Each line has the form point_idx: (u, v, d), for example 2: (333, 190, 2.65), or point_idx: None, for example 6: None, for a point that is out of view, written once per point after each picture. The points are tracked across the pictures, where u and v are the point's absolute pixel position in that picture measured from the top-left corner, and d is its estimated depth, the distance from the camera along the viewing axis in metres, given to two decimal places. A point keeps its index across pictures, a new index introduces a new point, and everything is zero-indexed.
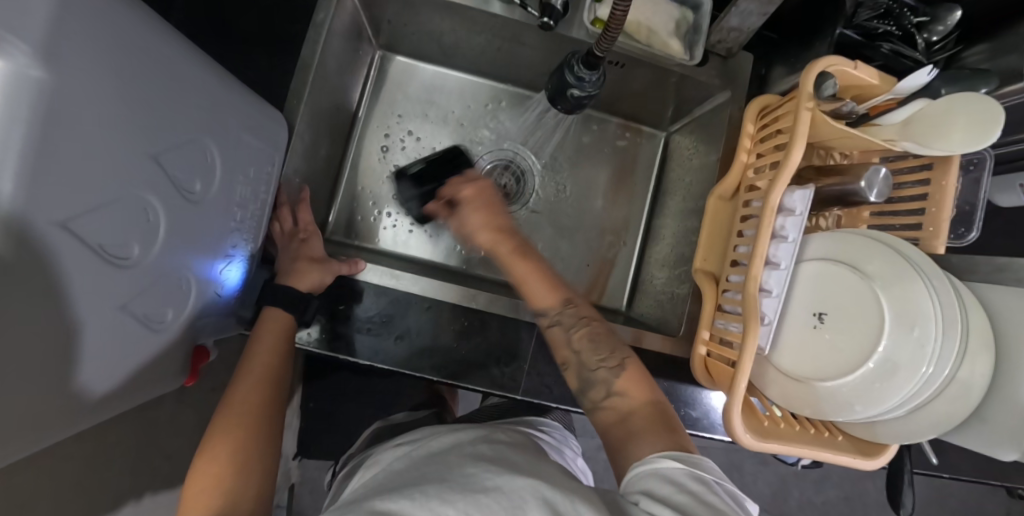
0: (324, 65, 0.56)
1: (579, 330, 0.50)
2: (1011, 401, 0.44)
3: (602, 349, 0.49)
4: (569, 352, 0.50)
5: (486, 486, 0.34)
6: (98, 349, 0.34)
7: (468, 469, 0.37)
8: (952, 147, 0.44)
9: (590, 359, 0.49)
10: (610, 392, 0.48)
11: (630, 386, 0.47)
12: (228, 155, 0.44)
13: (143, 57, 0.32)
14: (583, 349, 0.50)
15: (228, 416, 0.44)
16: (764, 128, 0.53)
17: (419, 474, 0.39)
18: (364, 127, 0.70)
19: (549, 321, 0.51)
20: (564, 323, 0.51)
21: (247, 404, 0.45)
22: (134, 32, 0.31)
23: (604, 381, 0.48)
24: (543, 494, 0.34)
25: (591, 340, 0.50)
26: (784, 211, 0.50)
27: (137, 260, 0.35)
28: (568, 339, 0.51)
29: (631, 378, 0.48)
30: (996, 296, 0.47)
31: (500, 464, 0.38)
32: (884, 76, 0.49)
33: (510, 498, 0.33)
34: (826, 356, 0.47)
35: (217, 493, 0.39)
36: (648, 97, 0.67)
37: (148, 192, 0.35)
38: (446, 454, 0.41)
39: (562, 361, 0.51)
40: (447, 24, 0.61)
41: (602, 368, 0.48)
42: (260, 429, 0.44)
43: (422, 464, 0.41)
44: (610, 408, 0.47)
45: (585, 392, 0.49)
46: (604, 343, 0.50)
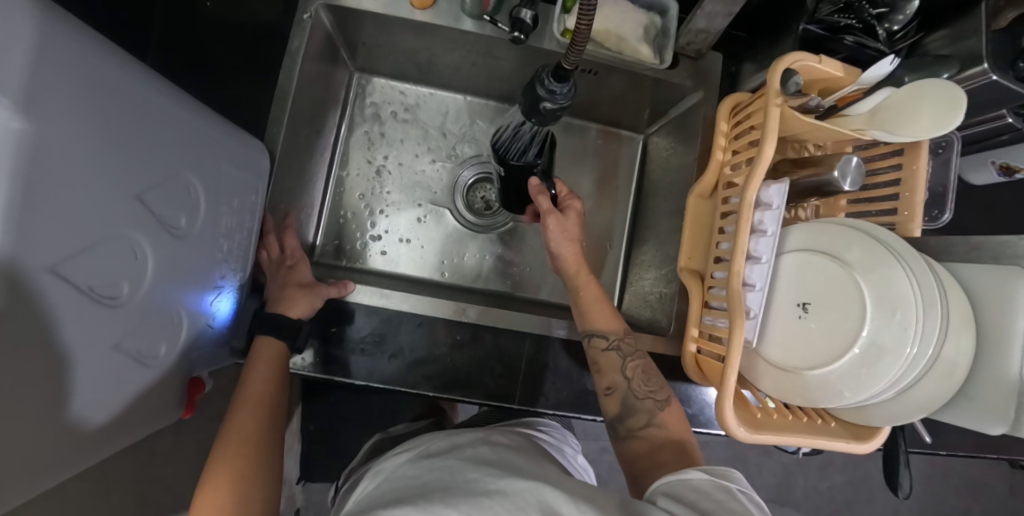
0: (300, 92, 0.57)
1: (634, 360, 0.53)
2: (995, 376, 0.45)
3: (653, 381, 0.52)
4: (620, 377, 0.52)
5: (489, 489, 0.35)
6: (92, 389, 0.34)
7: (469, 474, 0.38)
8: (921, 132, 0.45)
9: (639, 389, 0.52)
10: (649, 423, 0.50)
11: (672, 420, 0.50)
12: (210, 188, 0.44)
13: (121, 99, 0.33)
14: (635, 377, 0.52)
15: (229, 443, 0.44)
16: (738, 125, 0.55)
17: (423, 481, 0.39)
18: (347, 148, 0.71)
19: (609, 345, 0.53)
20: (623, 349, 0.53)
21: (246, 430, 0.46)
22: (112, 77, 0.32)
23: (647, 412, 0.50)
24: (544, 493, 0.34)
25: (643, 372, 0.53)
26: (762, 206, 0.51)
27: (125, 299, 0.36)
28: (622, 364, 0.53)
29: (675, 414, 0.51)
30: (973, 274, 0.48)
31: (502, 467, 0.39)
32: (849, 69, 0.50)
33: (512, 499, 0.33)
34: (814, 346, 0.48)
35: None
36: (624, 101, 0.68)
37: (133, 231, 0.36)
38: (448, 459, 0.41)
39: (609, 385, 0.52)
40: (421, 43, 0.62)
41: (649, 399, 0.51)
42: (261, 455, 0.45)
43: (424, 471, 0.41)
44: (645, 437, 0.49)
45: (624, 419, 0.51)
46: (655, 376, 0.53)
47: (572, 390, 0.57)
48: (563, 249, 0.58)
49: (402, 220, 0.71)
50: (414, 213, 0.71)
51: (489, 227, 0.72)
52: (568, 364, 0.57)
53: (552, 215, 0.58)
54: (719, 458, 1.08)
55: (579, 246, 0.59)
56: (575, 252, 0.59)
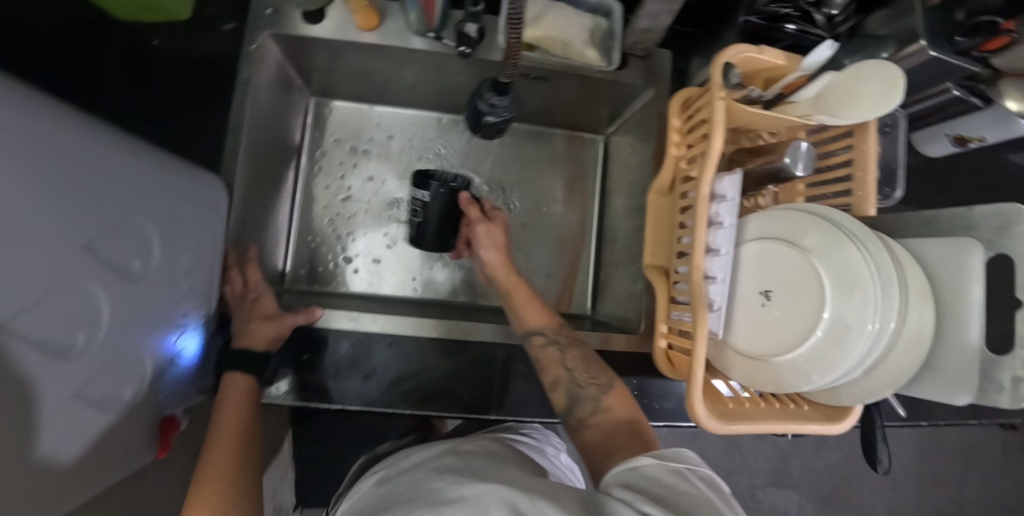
0: (255, 122, 0.57)
1: (572, 351, 0.53)
2: (956, 347, 0.46)
3: (594, 369, 0.52)
4: (562, 370, 0.52)
5: (451, 498, 0.35)
6: (53, 441, 0.34)
7: (434, 484, 0.38)
8: (862, 115, 0.45)
9: (581, 377, 0.51)
10: (596, 409, 0.49)
11: (618, 401, 0.49)
12: (165, 228, 0.44)
13: (72, 152, 0.33)
14: (575, 367, 0.52)
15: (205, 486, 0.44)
16: (689, 119, 0.55)
17: (393, 497, 0.39)
18: (311, 173, 0.72)
19: (547, 340, 0.54)
20: (560, 341, 0.54)
21: (221, 470, 0.45)
22: (63, 133, 0.32)
23: (592, 398, 0.49)
24: (503, 493, 0.34)
25: (583, 360, 0.53)
26: (717, 198, 0.51)
27: (82, 347, 0.36)
28: (562, 357, 0.53)
29: (620, 395, 0.50)
30: (928, 248, 0.49)
31: (464, 473, 0.39)
32: (789, 56, 0.51)
33: (472, 504, 0.33)
34: (780, 331, 0.49)
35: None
36: (579, 104, 0.69)
37: (87, 280, 0.36)
38: (416, 473, 0.42)
39: (553, 379, 0.52)
40: (373, 63, 0.63)
41: (591, 386, 0.50)
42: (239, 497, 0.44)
43: (396, 486, 0.41)
44: (597, 422, 0.48)
45: (572, 409, 0.50)
46: (595, 363, 0.52)
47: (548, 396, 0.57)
48: (491, 254, 0.62)
49: (372, 240, 0.72)
50: (383, 232, 0.72)
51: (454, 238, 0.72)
52: None
53: (481, 224, 0.62)
54: (714, 447, 1.08)
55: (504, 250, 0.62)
56: (502, 256, 0.62)
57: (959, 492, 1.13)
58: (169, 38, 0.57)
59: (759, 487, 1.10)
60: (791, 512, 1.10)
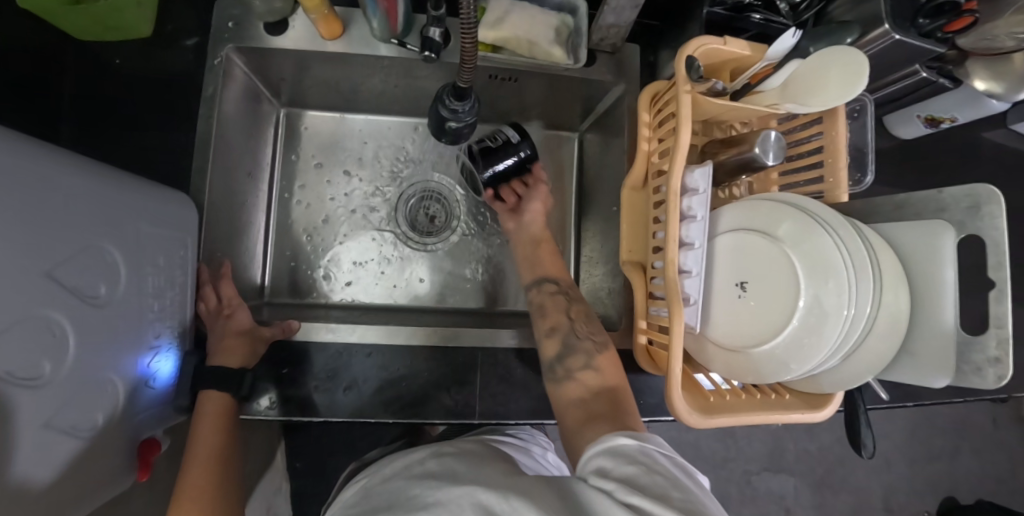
0: (223, 136, 0.57)
1: (578, 304, 0.57)
2: (933, 329, 0.45)
3: (596, 328, 0.54)
4: (564, 318, 0.55)
5: (426, 503, 0.34)
6: (28, 473, 0.33)
7: (412, 490, 0.37)
8: (827, 101, 0.46)
9: (580, 330, 0.53)
10: (586, 365, 0.50)
11: (608, 365, 0.50)
12: (129, 251, 0.43)
13: (25, 179, 0.32)
14: (578, 317, 0.55)
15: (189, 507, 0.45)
16: (658, 113, 0.55)
17: (373, 505, 0.39)
18: (284, 184, 0.71)
19: (558, 289, 0.58)
20: (570, 294, 0.58)
21: (204, 491, 0.47)
22: (15, 160, 0.31)
23: (585, 352, 0.51)
24: (479, 495, 0.34)
25: (585, 317, 0.55)
26: (689, 191, 0.51)
27: (49, 377, 0.35)
28: (567, 306, 0.56)
29: (612, 363, 0.51)
30: (900, 232, 0.49)
31: (441, 476, 0.38)
32: (755, 46, 0.51)
33: (448, 508, 0.33)
34: (757, 323, 0.49)
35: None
36: (550, 102, 0.69)
37: (50, 308, 0.35)
38: (396, 479, 0.41)
39: (552, 325, 0.54)
40: (341, 72, 0.62)
41: (587, 340, 0.52)
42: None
43: (376, 493, 0.41)
44: (582, 380, 0.49)
45: (562, 359, 0.51)
46: (596, 321, 0.55)
47: (531, 398, 0.57)
48: (535, 208, 0.66)
49: (352, 248, 0.71)
50: (362, 240, 0.72)
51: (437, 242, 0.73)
52: (524, 372, 0.58)
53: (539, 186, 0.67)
54: (708, 437, 1.08)
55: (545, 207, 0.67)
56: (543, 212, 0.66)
57: (953, 467, 1.14)
58: (132, 58, 0.56)
59: (755, 474, 1.10)
60: (787, 496, 1.11)
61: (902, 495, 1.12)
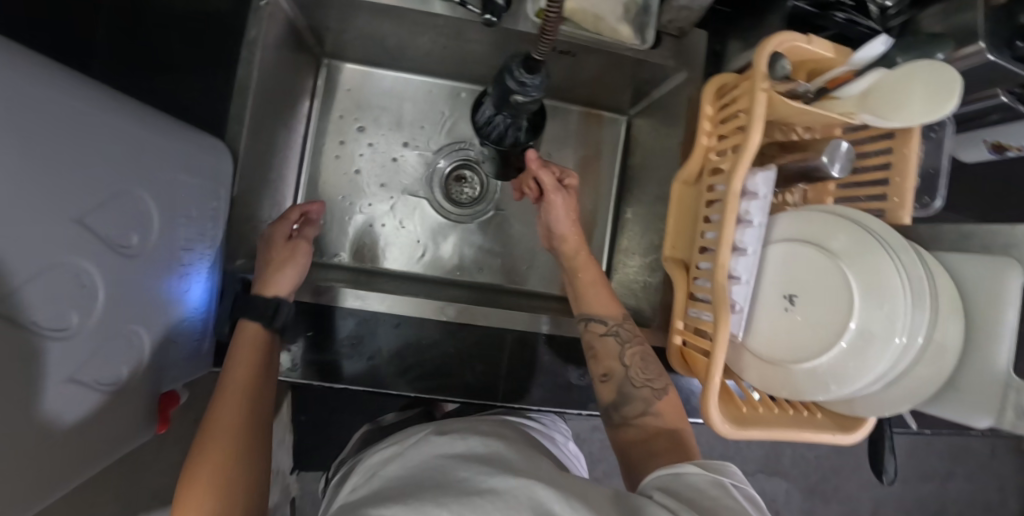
0: (262, 85, 0.54)
1: (632, 347, 0.52)
2: (983, 367, 0.44)
3: (652, 370, 0.52)
4: (618, 364, 0.52)
5: (481, 489, 0.33)
6: (45, 431, 0.31)
7: (459, 473, 0.36)
8: (913, 119, 0.43)
9: (636, 376, 0.51)
10: (645, 411, 0.50)
11: (668, 409, 0.50)
12: (162, 202, 0.41)
13: (49, 119, 0.29)
14: (633, 365, 0.52)
15: (217, 437, 0.39)
16: (723, 108, 0.53)
17: (414, 477, 0.38)
18: (318, 138, 0.68)
19: (607, 330, 0.53)
20: (621, 335, 0.53)
21: (236, 421, 0.41)
22: (38, 95, 0.28)
23: (644, 400, 0.50)
24: (535, 491, 0.33)
25: (642, 359, 0.52)
26: (748, 195, 0.49)
27: (75, 330, 0.33)
28: (620, 352, 0.52)
29: (672, 403, 0.50)
30: (965, 266, 0.46)
31: (488, 464, 0.37)
32: (839, 49, 0.48)
33: (504, 499, 0.31)
34: (799, 338, 0.47)
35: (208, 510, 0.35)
36: (603, 82, 0.66)
37: (78, 256, 0.32)
38: (438, 458, 0.39)
39: (605, 371, 0.52)
40: (386, 27, 0.59)
41: (646, 387, 0.51)
42: (246, 453, 0.40)
43: (415, 468, 0.39)
44: (642, 425, 0.49)
45: (620, 407, 0.51)
46: (652, 363, 0.52)
47: (555, 384, 0.57)
48: (564, 227, 0.58)
49: (383, 211, 0.70)
50: (392, 204, 0.70)
51: (464, 216, 0.71)
52: (552, 359, 0.57)
53: (557, 193, 0.56)
54: (708, 434, 1.09)
55: (579, 226, 0.58)
56: (575, 230, 0.58)
57: (942, 488, 1.15)
58: None
59: (749, 474, 1.12)
60: (777, 498, 1.12)
61: (888, 508, 1.14)
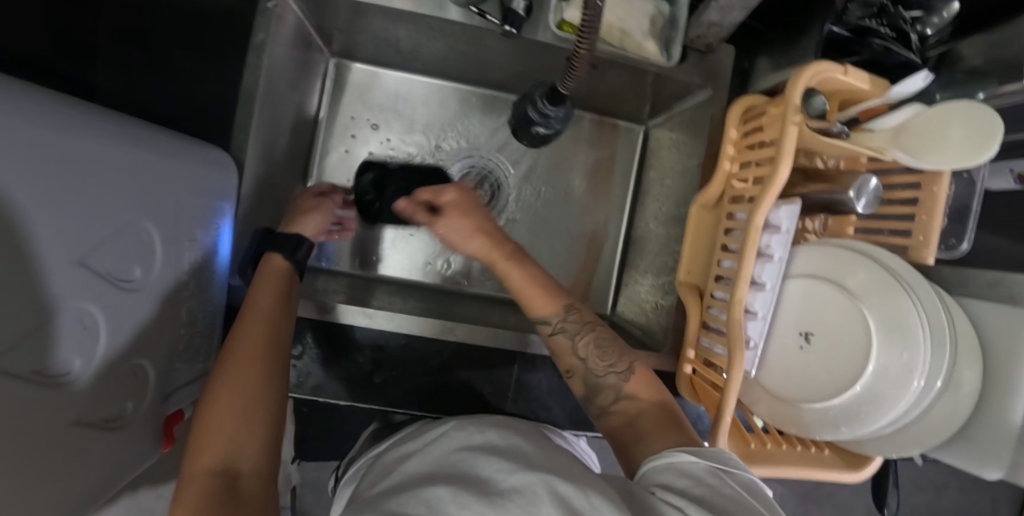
0: (268, 91, 0.51)
1: (583, 338, 0.48)
2: (995, 421, 0.44)
3: (611, 354, 0.47)
4: (574, 360, 0.48)
5: (500, 488, 0.31)
6: (54, 476, 0.31)
7: (481, 470, 0.34)
8: (947, 163, 0.41)
9: (597, 365, 0.47)
10: (618, 397, 0.46)
11: (640, 388, 0.46)
12: (165, 226, 0.39)
13: (44, 159, 0.27)
14: (590, 355, 0.48)
15: (237, 352, 0.37)
16: (748, 134, 0.51)
17: (441, 468, 0.36)
18: (326, 141, 0.67)
19: (553, 329, 0.49)
20: (569, 330, 0.48)
21: (260, 333, 0.39)
22: (26, 131, 0.26)
23: (612, 386, 0.46)
24: (553, 484, 0.31)
25: (597, 347, 0.48)
26: (770, 228, 0.48)
27: (78, 374, 0.31)
28: (573, 346, 0.48)
29: (642, 379, 0.47)
30: (987, 316, 0.45)
31: (508, 456, 0.35)
32: (877, 82, 0.45)
33: (524, 496, 0.30)
34: (813, 377, 0.47)
35: (229, 441, 0.33)
36: (623, 93, 0.63)
37: (82, 298, 0.31)
38: (461, 453, 0.37)
39: (569, 368, 0.49)
40: (399, 30, 0.56)
41: (610, 374, 0.47)
42: (267, 381, 0.37)
43: (438, 465, 0.37)
44: (619, 411, 0.46)
45: (592, 399, 0.47)
46: (611, 346, 0.48)
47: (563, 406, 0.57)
48: (465, 247, 0.51)
49: None
50: None
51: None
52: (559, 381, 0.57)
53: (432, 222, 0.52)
54: None
55: (482, 232, 0.50)
56: (480, 242, 0.50)
57: (936, 499, 1.12)
58: None
59: None
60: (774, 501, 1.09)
61: None
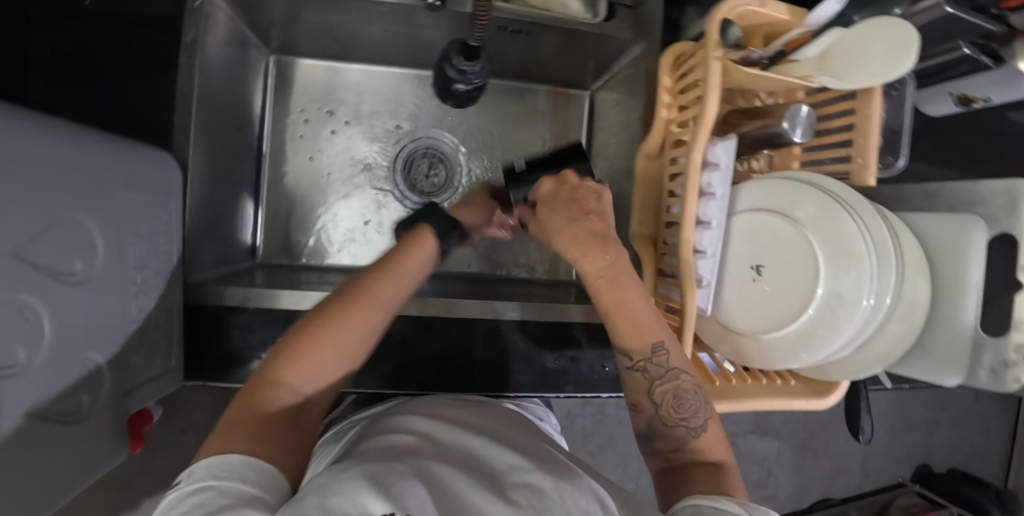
0: (207, 88, 0.52)
1: (663, 385, 0.43)
2: (947, 326, 0.44)
3: (690, 407, 0.42)
4: (648, 400, 0.44)
5: (513, 483, 0.27)
6: (13, 467, 0.31)
7: (496, 464, 0.30)
8: (870, 80, 0.42)
9: (667, 414, 0.43)
10: (678, 449, 0.42)
11: (709, 440, 0.42)
12: (105, 222, 0.40)
13: None
14: (665, 402, 0.43)
15: (346, 321, 0.35)
16: (681, 79, 0.51)
17: (447, 449, 0.32)
18: (275, 139, 0.67)
19: (633, 366, 0.43)
20: (650, 372, 0.43)
21: (375, 314, 0.37)
22: None
23: (676, 439, 0.42)
24: (566, 493, 0.27)
25: (675, 395, 0.43)
26: (709, 166, 0.48)
27: (24, 365, 0.32)
28: (650, 388, 0.43)
29: (713, 435, 0.42)
30: (929, 228, 0.46)
31: (526, 456, 0.32)
32: (793, 10, 0.47)
33: (537, 493, 0.26)
34: (770, 308, 0.47)
35: (315, 376, 0.34)
36: (563, 59, 0.64)
37: (22, 290, 0.32)
38: (472, 440, 0.33)
39: (636, 404, 0.45)
40: (335, 17, 0.57)
41: (679, 426, 0.42)
42: (356, 355, 0.36)
43: (445, 446, 0.32)
44: (674, 461, 0.42)
45: (651, 440, 0.44)
46: (687, 399, 0.42)
47: (532, 369, 0.58)
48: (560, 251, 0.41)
49: (350, 205, 0.69)
50: (358, 199, 0.69)
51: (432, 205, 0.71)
52: (525, 346, 0.57)
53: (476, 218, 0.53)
54: None
55: (592, 238, 0.40)
56: (593, 244, 0.40)
57: (930, 435, 1.12)
58: None
59: (741, 436, 1.08)
60: (769, 458, 1.09)
61: (876, 460, 1.12)
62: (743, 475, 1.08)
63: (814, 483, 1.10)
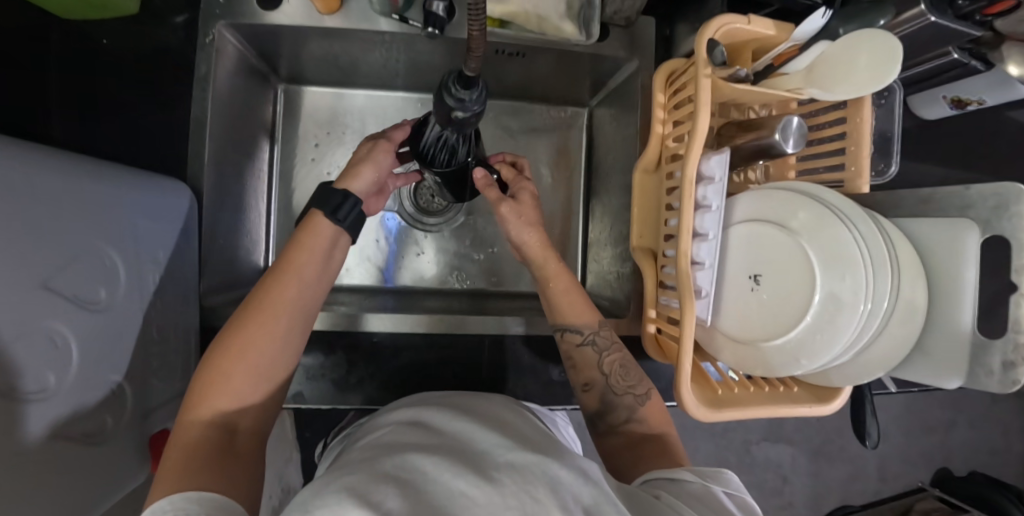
0: (217, 118, 0.54)
1: (611, 356, 0.52)
2: (945, 329, 0.45)
3: (632, 376, 0.52)
4: (596, 373, 0.52)
5: (498, 463, 0.28)
6: (44, 483, 0.33)
7: (478, 445, 0.31)
8: (858, 90, 0.43)
9: (616, 384, 0.51)
10: (629, 418, 0.50)
11: (652, 413, 0.50)
12: (126, 251, 0.42)
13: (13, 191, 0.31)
14: (613, 372, 0.52)
15: (239, 342, 0.39)
16: (674, 95, 0.53)
17: (433, 436, 0.32)
18: (283, 163, 0.70)
19: (583, 340, 0.53)
20: (598, 344, 0.53)
21: (265, 328, 0.40)
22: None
23: (627, 407, 0.50)
24: (552, 469, 0.28)
25: (621, 366, 0.52)
26: (705, 180, 0.49)
27: (54, 389, 0.34)
28: (599, 360, 0.53)
29: (656, 408, 0.51)
30: (923, 232, 0.47)
31: (513, 437, 0.33)
32: (780, 26, 0.48)
33: (519, 471, 0.27)
34: (769, 315, 0.48)
35: (232, 400, 0.38)
36: (559, 78, 0.66)
37: (51, 319, 0.34)
38: (455, 425, 0.34)
39: (587, 381, 0.53)
40: (338, 47, 0.59)
41: (627, 394, 0.51)
42: (263, 368, 0.40)
43: (432, 432, 0.33)
44: (627, 433, 0.50)
45: (605, 416, 0.51)
46: (632, 370, 0.52)
47: (538, 381, 0.59)
48: (524, 236, 0.54)
49: None
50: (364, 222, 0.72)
51: (435, 224, 0.74)
52: (530, 358, 0.59)
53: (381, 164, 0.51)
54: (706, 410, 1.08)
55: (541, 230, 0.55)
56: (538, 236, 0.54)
57: (947, 437, 1.11)
58: (119, 37, 0.55)
59: (754, 443, 1.07)
60: (784, 464, 1.08)
61: (893, 464, 1.11)
62: (757, 482, 1.07)
63: (831, 489, 1.09)
